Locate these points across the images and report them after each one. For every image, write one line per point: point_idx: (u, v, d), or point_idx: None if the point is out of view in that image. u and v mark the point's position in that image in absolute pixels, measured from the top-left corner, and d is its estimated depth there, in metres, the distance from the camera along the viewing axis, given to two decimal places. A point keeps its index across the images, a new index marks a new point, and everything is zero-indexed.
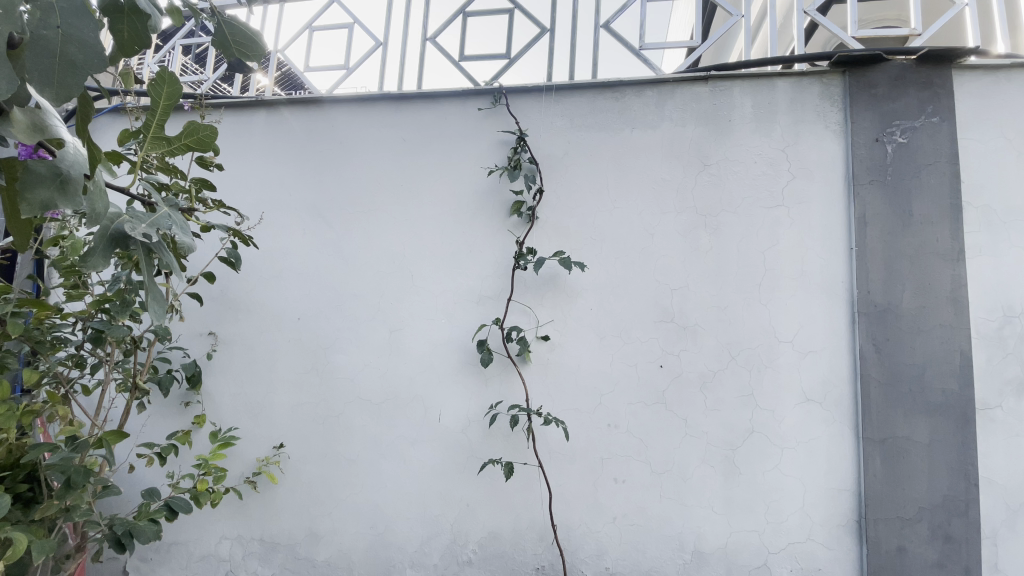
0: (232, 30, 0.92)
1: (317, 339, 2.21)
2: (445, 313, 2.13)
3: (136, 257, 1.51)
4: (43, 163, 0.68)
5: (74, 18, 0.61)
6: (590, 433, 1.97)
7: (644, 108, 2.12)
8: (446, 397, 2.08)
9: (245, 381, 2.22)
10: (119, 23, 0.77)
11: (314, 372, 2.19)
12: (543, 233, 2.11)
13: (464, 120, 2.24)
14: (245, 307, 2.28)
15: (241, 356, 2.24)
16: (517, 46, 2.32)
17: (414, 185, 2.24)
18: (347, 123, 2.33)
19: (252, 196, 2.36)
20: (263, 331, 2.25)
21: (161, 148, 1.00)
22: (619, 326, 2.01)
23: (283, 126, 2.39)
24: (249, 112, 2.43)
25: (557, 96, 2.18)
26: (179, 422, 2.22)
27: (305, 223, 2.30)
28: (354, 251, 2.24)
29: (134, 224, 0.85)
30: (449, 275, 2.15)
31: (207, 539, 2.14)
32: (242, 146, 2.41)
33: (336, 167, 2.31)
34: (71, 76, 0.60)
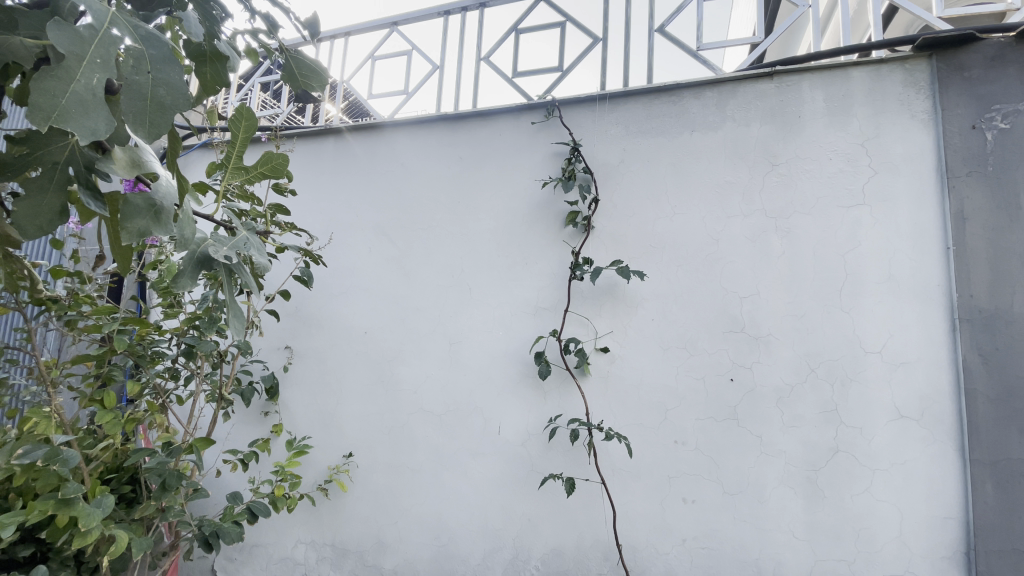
0: (299, 64, 0.99)
1: (382, 352, 2.30)
2: (503, 325, 2.14)
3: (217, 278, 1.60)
4: (141, 195, 0.74)
5: (162, 64, 0.65)
6: (655, 450, 1.89)
7: (703, 110, 2.04)
8: (506, 410, 2.08)
9: (318, 392, 2.35)
10: (203, 67, 0.85)
11: (380, 384, 2.27)
12: (600, 242, 2.07)
13: (519, 134, 2.26)
14: (317, 322, 2.42)
15: (314, 369, 2.38)
16: (569, 58, 2.32)
17: (471, 200, 2.28)
18: (407, 144, 2.43)
19: (321, 217, 2.51)
20: (333, 344, 2.37)
21: (241, 177, 1.07)
22: (683, 337, 1.93)
23: (349, 150, 2.53)
24: (318, 140, 2.60)
25: (611, 104, 2.16)
26: (260, 430, 2.38)
27: (369, 241, 2.41)
28: (415, 267, 2.32)
29: (218, 247, 0.92)
30: (506, 288, 2.16)
31: (284, 542, 2.27)
32: (313, 172, 2.57)
33: (398, 186, 2.41)
34: (161, 115, 0.64)
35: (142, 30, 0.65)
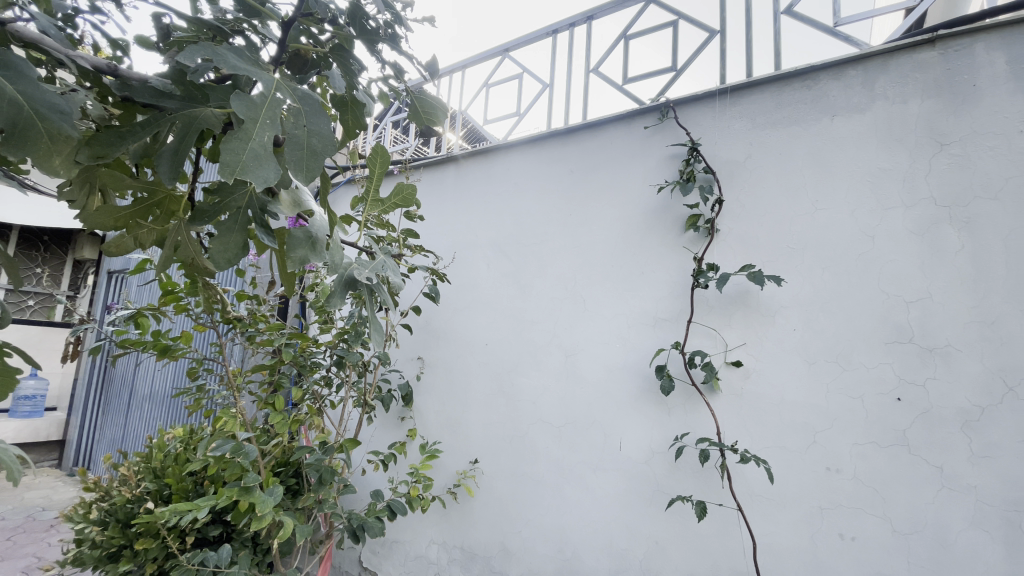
0: (423, 103, 1.08)
1: (503, 364, 2.38)
2: (621, 337, 2.09)
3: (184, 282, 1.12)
4: (301, 229, 0.87)
5: (315, 118, 0.76)
6: (801, 475, 1.69)
7: (845, 92, 1.81)
8: (627, 425, 2.02)
9: (446, 401, 2.51)
10: (346, 114, 0.97)
11: (501, 394, 2.35)
12: (725, 247, 1.93)
13: (631, 141, 2.21)
14: (443, 335, 2.60)
15: (442, 379, 2.55)
16: (683, 56, 2.21)
17: (584, 212, 2.28)
18: (521, 163, 2.52)
19: (446, 239, 2.70)
20: (459, 356, 2.53)
21: (378, 208, 1.20)
22: (830, 348, 1.71)
23: (469, 174, 2.70)
24: (441, 168, 2.82)
25: (733, 99, 2.01)
26: (397, 433, 2.62)
27: (488, 258, 2.53)
28: (531, 281, 2.37)
29: (360, 269, 1.04)
30: (623, 298, 2.11)
31: (420, 541, 2.44)
32: (438, 197, 2.79)
33: (513, 203, 2.51)
34: (314, 161, 0.74)
35: (299, 91, 0.77)
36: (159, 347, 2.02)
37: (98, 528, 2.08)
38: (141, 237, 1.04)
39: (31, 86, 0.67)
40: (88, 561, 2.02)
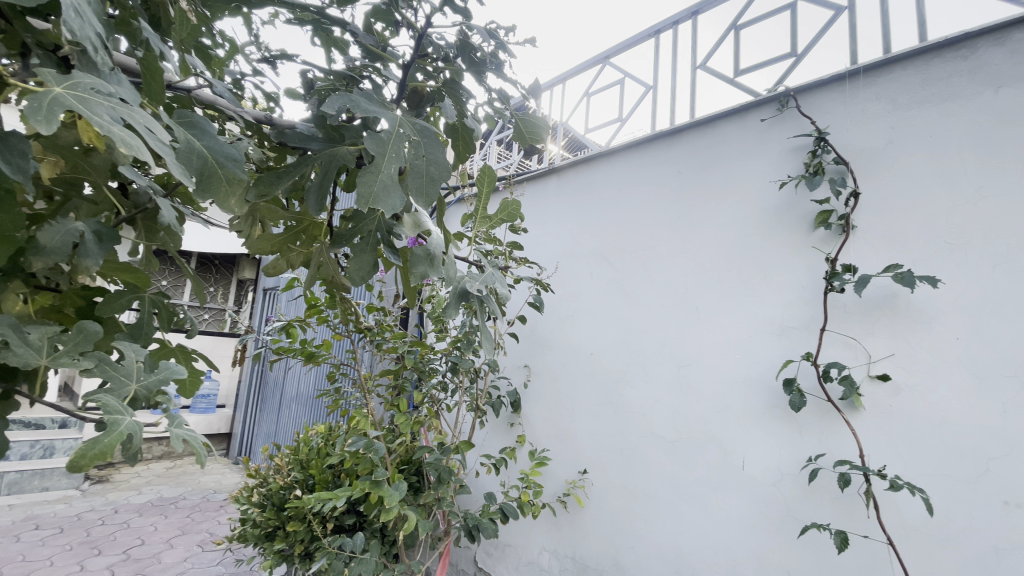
0: (526, 124, 1.13)
1: (610, 374, 2.35)
2: (739, 347, 1.96)
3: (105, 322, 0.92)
4: (421, 247, 0.95)
5: (432, 148, 0.84)
6: (972, 511, 1.43)
7: (1017, 57, 1.52)
8: (749, 441, 1.88)
9: (554, 409, 2.54)
10: (456, 138, 1.06)
11: (610, 405, 2.32)
12: (862, 246, 1.72)
13: (745, 137, 2.08)
14: (550, 344, 2.64)
15: (549, 387, 2.59)
16: (803, 39, 2.02)
17: (694, 215, 2.18)
18: (624, 169, 2.49)
19: (550, 249, 2.76)
20: (566, 365, 2.55)
21: (487, 224, 1.26)
22: (1008, 361, 1.44)
23: (571, 184, 2.73)
24: (544, 180, 2.89)
25: (866, 79, 1.80)
26: (507, 439, 2.72)
27: (593, 267, 2.53)
28: (638, 290, 2.32)
29: (472, 282, 1.10)
30: (741, 305, 1.98)
31: (531, 546, 2.49)
32: (542, 208, 2.86)
33: (617, 211, 2.48)
34: (432, 186, 0.82)
35: (418, 125, 0.85)
36: (305, 353, 2.32)
37: (259, 509, 2.43)
38: (292, 259, 1.22)
39: (211, 140, 0.75)
40: (252, 537, 2.37)
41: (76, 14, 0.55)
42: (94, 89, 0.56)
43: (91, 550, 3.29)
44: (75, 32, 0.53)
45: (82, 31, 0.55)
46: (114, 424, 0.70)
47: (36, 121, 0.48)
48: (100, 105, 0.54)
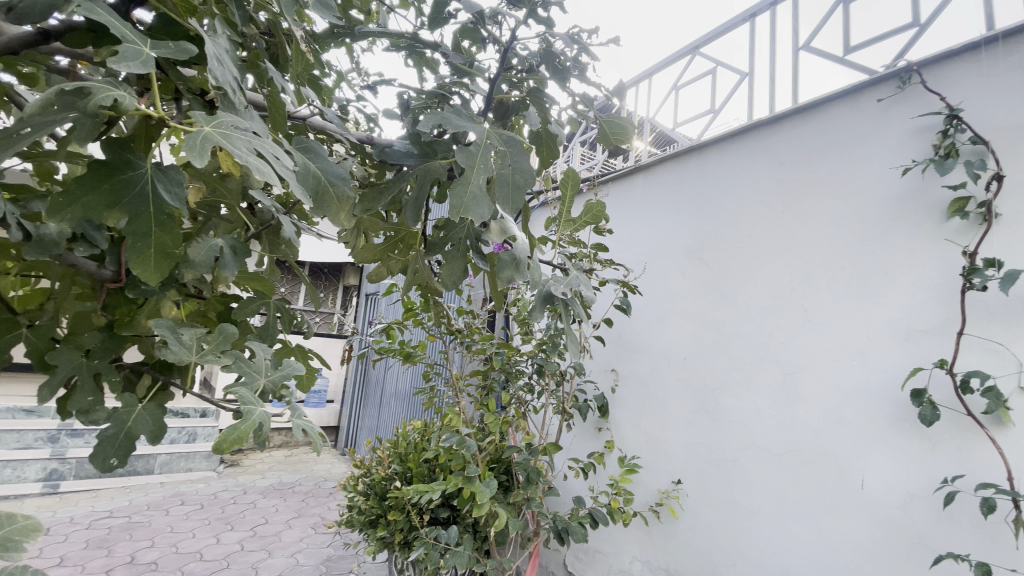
0: (611, 124, 1.12)
1: (705, 380, 2.24)
2: (855, 352, 1.77)
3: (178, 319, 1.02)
4: (507, 252, 0.97)
5: (518, 159, 0.86)
6: None
7: None
8: (868, 458, 1.69)
9: (645, 416, 2.48)
10: (540, 144, 1.08)
11: (705, 412, 2.22)
12: (1011, 237, 1.48)
13: (857, 121, 1.88)
14: (639, 348, 2.58)
15: (639, 393, 2.53)
16: (929, 5, 1.78)
17: (797, 210, 2.02)
18: (717, 163, 2.37)
19: (638, 250, 2.70)
20: (656, 370, 2.47)
21: (571, 227, 1.25)
22: None
23: (659, 182, 2.65)
24: (630, 179, 2.83)
25: (1011, 43, 1.54)
26: (595, 444, 2.70)
27: (684, 267, 2.43)
28: (734, 291, 2.19)
29: (557, 285, 1.10)
30: (855, 307, 1.79)
31: (622, 555, 2.44)
32: (629, 209, 2.81)
33: (710, 208, 2.36)
34: (518, 194, 0.84)
35: (505, 136, 0.89)
36: (403, 353, 2.48)
37: (364, 497, 2.64)
38: (391, 266, 1.32)
39: (323, 163, 0.83)
40: (359, 523, 2.57)
41: (219, 62, 0.63)
42: (235, 127, 0.64)
43: (226, 525, 3.77)
44: (219, 78, 0.61)
45: (223, 77, 0.62)
46: (248, 413, 0.81)
47: (197, 158, 0.55)
48: (242, 140, 0.61)
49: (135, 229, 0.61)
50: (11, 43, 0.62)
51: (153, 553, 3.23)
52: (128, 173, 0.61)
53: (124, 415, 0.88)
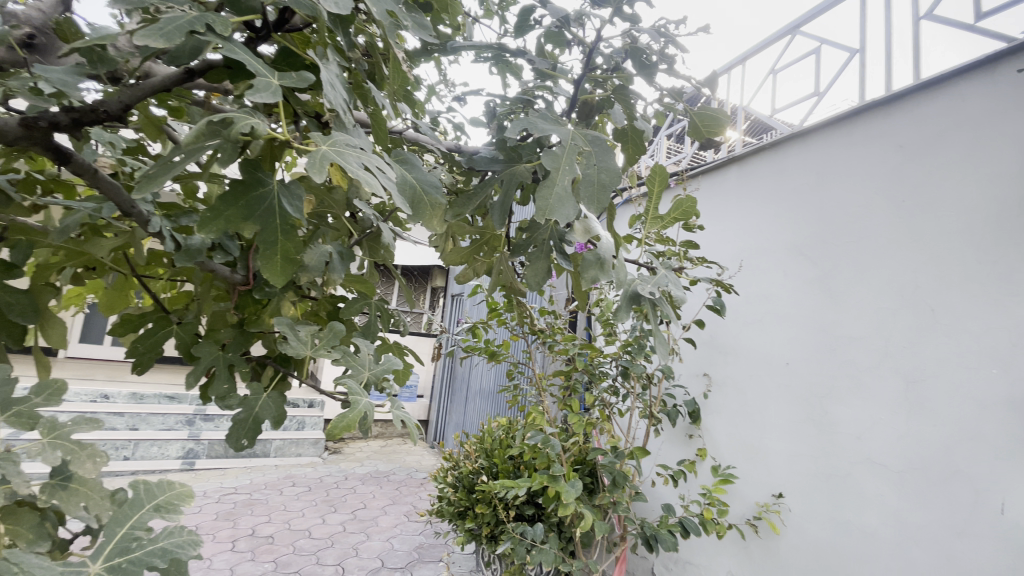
0: (702, 117, 1.07)
1: (810, 388, 2.07)
2: (997, 360, 1.53)
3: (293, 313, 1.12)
4: (591, 252, 0.96)
5: (604, 158, 0.86)
6: None
7: None
8: (1015, 482, 1.46)
9: (741, 423, 2.34)
10: (627, 142, 1.07)
11: (811, 422, 2.04)
12: None
13: (997, 94, 1.62)
14: (734, 351, 2.44)
15: (734, 398, 2.40)
16: None
17: (921, 199, 1.79)
18: (823, 151, 2.17)
19: (732, 248, 2.55)
20: (754, 375, 2.32)
21: (659, 225, 1.20)
22: None
23: (755, 174, 2.49)
24: (722, 172, 2.68)
25: None
26: (685, 450, 2.60)
27: (785, 265, 2.26)
28: (845, 290, 2.00)
29: (644, 284, 1.07)
30: (997, 307, 1.55)
31: (716, 568, 2.32)
32: (721, 204, 2.66)
33: (815, 200, 2.17)
34: (604, 193, 0.83)
35: (590, 136, 0.89)
36: (488, 352, 2.55)
37: (453, 489, 2.75)
38: (477, 268, 1.37)
39: (418, 172, 0.89)
40: (448, 513, 2.69)
41: (332, 87, 0.70)
42: (347, 144, 0.70)
43: (330, 507, 4.11)
44: (332, 102, 0.68)
45: (335, 100, 0.69)
46: (355, 402, 0.88)
47: (316, 174, 0.61)
48: (353, 157, 0.67)
49: (265, 239, 0.69)
50: (165, 82, 0.71)
51: (270, 528, 3.61)
52: (258, 189, 0.70)
53: (253, 401, 1.00)
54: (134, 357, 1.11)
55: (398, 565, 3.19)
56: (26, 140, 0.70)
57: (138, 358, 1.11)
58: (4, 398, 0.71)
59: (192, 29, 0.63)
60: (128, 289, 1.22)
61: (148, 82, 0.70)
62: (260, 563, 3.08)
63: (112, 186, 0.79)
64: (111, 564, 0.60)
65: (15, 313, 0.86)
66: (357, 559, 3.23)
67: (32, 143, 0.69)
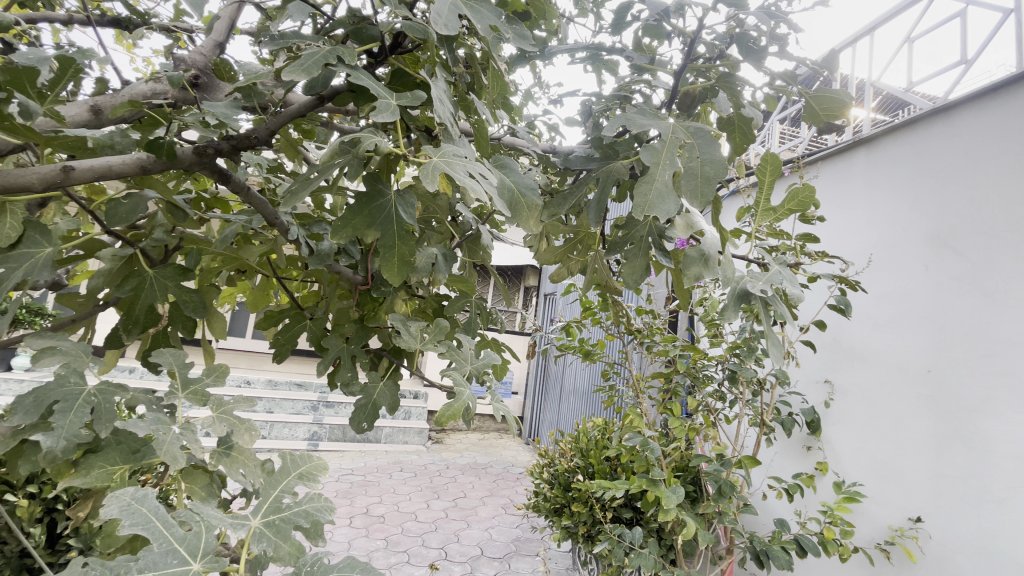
0: (819, 99, 0.98)
1: (957, 400, 1.81)
2: None
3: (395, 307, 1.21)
4: (693, 248, 0.93)
5: (706, 150, 0.83)
6: None
7: None
8: None
9: (870, 436, 2.12)
10: (732, 131, 1.02)
11: (958, 440, 1.79)
12: None
13: None
14: (861, 356, 2.20)
15: (861, 408, 2.17)
16: None
17: None
18: (973, 125, 1.87)
19: (858, 240, 2.29)
20: (886, 383, 2.08)
21: (770, 217, 1.12)
22: None
23: (886, 157, 2.21)
24: (847, 156, 2.42)
25: None
26: (802, 463, 2.40)
27: (925, 259, 1.99)
28: (1004, 287, 1.71)
29: (754, 282, 1.01)
30: None
31: None
32: (844, 192, 2.40)
33: (963, 182, 1.88)
34: (708, 186, 0.81)
35: (692, 128, 0.86)
36: (583, 351, 2.55)
37: (549, 485, 2.78)
38: (573, 267, 1.38)
39: (516, 175, 0.92)
40: (545, 509, 2.73)
41: (440, 101, 0.75)
42: (454, 154, 0.76)
43: (433, 494, 4.37)
44: (441, 115, 0.74)
45: (443, 114, 0.75)
46: (460, 393, 0.93)
47: (429, 183, 0.67)
48: (459, 165, 0.72)
49: (384, 243, 0.78)
50: (301, 109, 0.82)
51: (381, 508, 3.93)
52: (379, 199, 0.78)
53: (372, 389, 1.11)
54: (275, 347, 1.28)
55: (497, 555, 3.30)
56: (198, 165, 0.81)
57: (278, 348, 1.28)
58: (185, 378, 0.87)
59: (326, 61, 0.73)
60: (269, 289, 1.41)
61: (287, 109, 0.81)
62: (374, 540, 3.36)
63: (262, 202, 0.93)
64: (269, 520, 0.67)
65: (190, 309, 1.03)
66: (458, 545, 3.40)
67: (202, 167, 0.81)
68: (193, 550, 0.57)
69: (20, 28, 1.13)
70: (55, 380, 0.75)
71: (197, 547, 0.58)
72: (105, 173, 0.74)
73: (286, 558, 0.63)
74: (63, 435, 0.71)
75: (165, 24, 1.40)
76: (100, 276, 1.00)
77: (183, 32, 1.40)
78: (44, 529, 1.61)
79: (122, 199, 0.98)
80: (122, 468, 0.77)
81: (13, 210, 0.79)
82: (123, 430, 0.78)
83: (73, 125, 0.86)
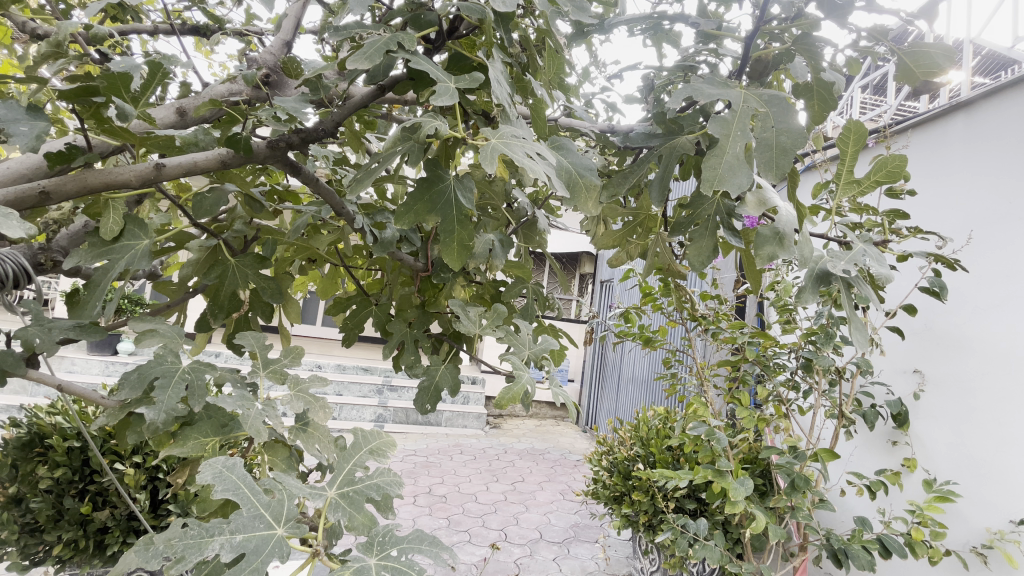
0: (914, 56, 0.88)
1: None
2: None
3: (452, 291, 1.22)
4: (766, 225, 0.85)
5: (782, 118, 0.77)
6: None
7: None
8: None
9: (966, 432, 1.94)
10: (811, 96, 0.92)
11: None
12: None
13: None
14: (958, 344, 2.00)
15: (957, 401, 1.99)
16: None
17: None
18: None
19: (957, 216, 2.06)
20: (987, 374, 1.89)
21: (854, 190, 1.01)
22: None
23: (992, 120, 1.96)
24: (944, 122, 2.17)
25: None
26: (886, 459, 2.23)
27: None
28: None
29: (835, 262, 0.93)
30: None
31: None
32: (941, 162, 2.16)
33: None
34: (784, 157, 0.75)
35: (766, 95, 0.80)
36: (643, 338, 2.47)
37: (608, 473, 2.75)
38: (632, 250, 1.34)
39: (573, 156, 0.89)
40: (604, 496, 2.71)
41: (498, 82, 0.75)
42: (513, 135, 0.74)
43: (492, 477, 4.46)
44: (499, 97, 0.73)
45: (501, 94, 0.74)
46: (519, 376, 0.94)
47: (488, 165, 0.66)
48: (518, 146, 0.71)
49: (445, 228, 0.79)
50: (363, 100, 0.84)
51: (443, 489, 4.06)
52: (439, 184, 0.79)
53: (434, 372, 1.15)
54: (344, 332, 1.34)
55: (556, 539, 3.34)
56: (271, 158, 0.85)
57: (347, 333, 1.34)
58: (265, 358, 0.93)
59: (388, 48, 0.74)
60: (338, 277, 1.47)
61: (350, 101, 0.84)
62: (437, 519, 3.48)
63: (328, 192, 0.97)
64: (342, 492, 0.71)
65: (268, 295, 1.09)
66: (518, 527, 3.46)
67: (275, 160, 0.86)
68: (276, 516, 0.62)
69: (114, 38, 1.23)
70: (155, 358, 0.82)
71: (280, 513, 0.62)
72: (191, 169, 0.80)
73: (360, 528, 0.67)
74: (163, 408, 0.78)
75: (238, 28, 1.48)
76: (189, 266, 1.09)
77: (253, 34, 1.47)
78: (147, 495, 1.80)
79: (206, 193, 1.05)
80: (212, 440, 0.84)
81: (115, 206, 0.87)
82: (213, 406, 0.85)
83: (163, 126, 0.93)
